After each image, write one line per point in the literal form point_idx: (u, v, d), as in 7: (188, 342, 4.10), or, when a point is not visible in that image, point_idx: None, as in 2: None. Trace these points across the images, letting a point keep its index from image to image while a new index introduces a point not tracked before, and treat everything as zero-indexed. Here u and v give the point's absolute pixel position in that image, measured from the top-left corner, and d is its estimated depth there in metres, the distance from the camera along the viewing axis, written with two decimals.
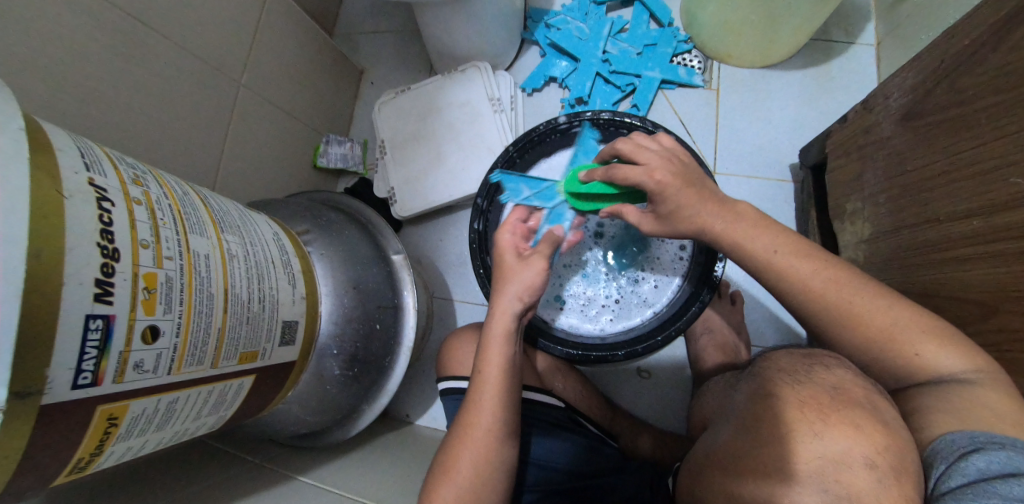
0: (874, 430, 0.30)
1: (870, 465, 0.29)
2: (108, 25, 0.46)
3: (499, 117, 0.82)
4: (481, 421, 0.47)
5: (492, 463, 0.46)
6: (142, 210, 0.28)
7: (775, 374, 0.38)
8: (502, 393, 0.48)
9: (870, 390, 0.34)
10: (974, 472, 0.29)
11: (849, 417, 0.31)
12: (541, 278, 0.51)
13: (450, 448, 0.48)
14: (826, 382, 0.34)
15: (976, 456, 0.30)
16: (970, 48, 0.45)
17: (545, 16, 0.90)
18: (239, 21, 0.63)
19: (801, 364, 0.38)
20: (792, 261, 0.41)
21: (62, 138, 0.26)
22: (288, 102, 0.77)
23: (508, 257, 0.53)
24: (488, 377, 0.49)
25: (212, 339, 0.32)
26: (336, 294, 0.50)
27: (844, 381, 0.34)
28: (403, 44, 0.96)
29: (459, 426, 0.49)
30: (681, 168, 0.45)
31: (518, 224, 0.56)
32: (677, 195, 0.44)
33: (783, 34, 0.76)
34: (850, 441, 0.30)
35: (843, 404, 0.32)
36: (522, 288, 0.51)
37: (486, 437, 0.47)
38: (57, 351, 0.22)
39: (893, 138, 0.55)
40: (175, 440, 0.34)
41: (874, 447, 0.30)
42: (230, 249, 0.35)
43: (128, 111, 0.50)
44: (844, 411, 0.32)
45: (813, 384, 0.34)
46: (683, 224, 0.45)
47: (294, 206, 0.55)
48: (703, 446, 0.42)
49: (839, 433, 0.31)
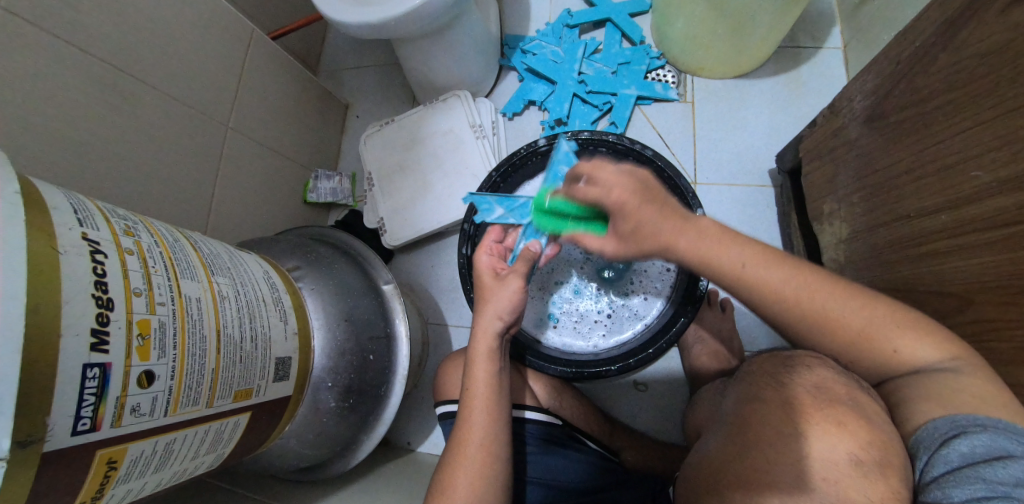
0: (855, 426, 0.31)
1: (856, 462, 0.30)
2: (97, 80, 0.49)
3: (482, 142, 0.84)
4: (472, 436, 0.48)
5: (486, 478, 0.47)
6: (133, 259, 0.29)
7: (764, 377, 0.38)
8: (493, 408, 0.50)
9: (852, 388, 0.35)
10: (957, 457, 0.30)
11: (832, 416, 0.32)
12: (520, 297, 0.51)
13: (446, 468, 0.48)
14: (809, 382, 0.35)
15: (958, 441, 0.31)
16: (921, 50, 0.47)
17: (521, 42, 0.93)
18: (226, 67, 0.66)
19: (783, 366, 0.39)
20: (764, 272, 0.41)
21: (56, 196, 0.27)
22: (276, 141, 0.79)
23: (485, 277, 0.54)
24: (472, 394, 0.51)
25: (207, 380, 0.33)
26: (328, 328, 0.51)
27: (826, 379, 0.35)
28: (386, 77, 1.00)
29: (453, 446, 0.49)
30: (643, 182, 0.44)
31: (493, 245, 0.57)
32: (638, 212, 0.43)
33: (750, 45, 0.79)
34: (835, 439, 0.31)
35: (824, 403, 0.33)
36: (502, 308, 0.52)
37: (481, 452, 0.48)
38: (56, 399, 0.23)
39: (859, 140, 0.57)
40: (174, 481, 0.35)
41: (857, 443, 0.31)
42: (221, 291, 0.36)
43: (120, 160, 0.52)
44: (825, 410, 0.32)
45: (797, 385, 0.35)
46: (645, 243, 0.44)
47: (283, 243, 0.56)
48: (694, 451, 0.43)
49: (824, 433, 0.32)
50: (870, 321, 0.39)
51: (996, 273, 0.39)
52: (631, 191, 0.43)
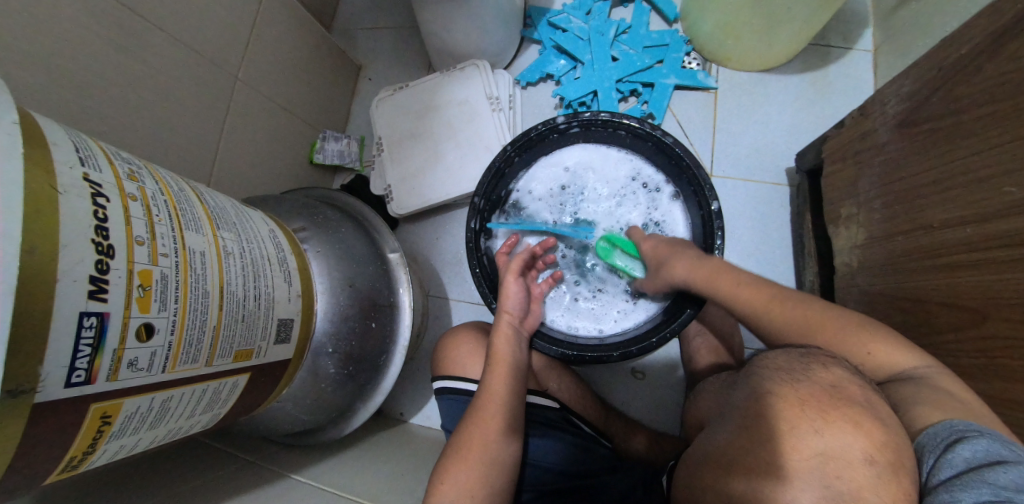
0: (871, 425, 0.29)
1: (870, 460, 0.28)
2: (102, 16, 0.46)
3: (498, 115, 0.82)
4: (491, 402, 0.51)
5: (505, 434, 0.50)
6: (137, 206, 0.27)
7: (772, 371, 0.35)
8: (508, 400, 0.52)
9: (867, 389, 0.32)
10: (962, 462, 0.29)
11: (847, 414, 0.29)
12: (518, 288, 0.60)
13: (448, 462, 0.48)
14: (824, 380, 0.32)
15: (961, 446, 0.30)
16: (966, 58, 0.45)
17: (546, 15, 0.90)
18: (237, 14, 0.63)
19: (798, 362, 0.36)
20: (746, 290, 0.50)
21: (56, 131, 0.25)
22: (285, 97, 0.76)
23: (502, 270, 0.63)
24: (490, 388, 0.53)
25: (208, 337, 0.32)
26: (331, 293, 0.49)
27: (841, 378, 0.32)
28: (402, 41, 0.96)
29: (460, 439, 0.50)
30: None
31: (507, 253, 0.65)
32: None
33: (782, 38, 0.76)
34: (849, 437, 0.29)
35: (840, 401, 0.30)
36: (510, 301, 0.60)
37: (489, 444, 0.49)
38: (50, 348, 0.22)
39: (888, 145, 0.55)
40: (167, 438, 0.34)
41: (873, 442, 0.29)
42: (227, 247, 0.35)
43: (122, 103, 0.49)
44: (843, 408, 0.30)
45: (811, 381, 0.32)
46: None
47: (290, 202, 0.54)
48: (696, 447, 0.42)
49: (840, 429, 0.29)
50: (839, 334, 0.43)
51: (1018, 291, 0.38)
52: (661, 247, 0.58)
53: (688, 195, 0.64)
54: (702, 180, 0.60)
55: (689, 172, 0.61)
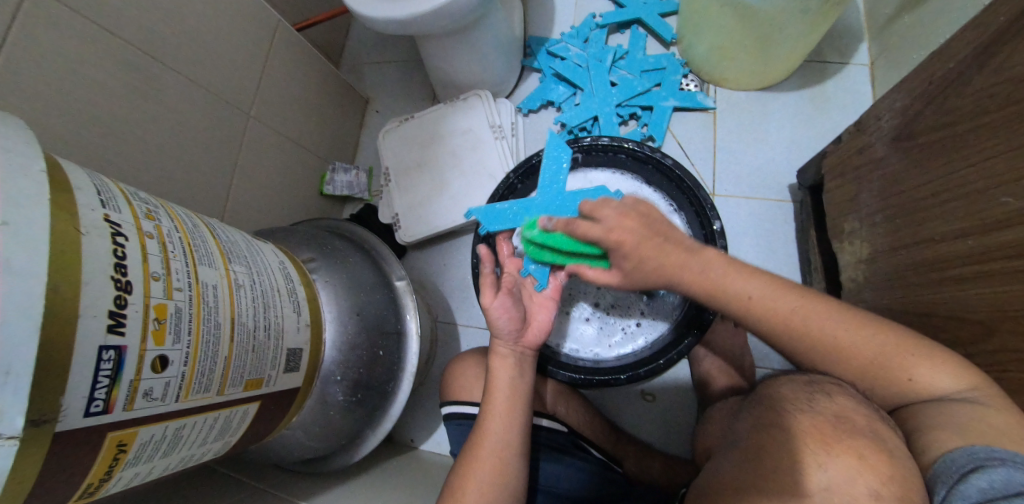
0: (876, 459, 0.29)
1: (874, 496, 0.27)
2: (127, 66, 0.50)
3: (500, 143, 0.84)
4: (484, 451, 0.49)
5: (503, 472, 0.49)
6: (153, 243, 0.29)
7: (778, 402, 0.35)
8: (503, 449, 0.50)
9: (873, 419, 0.32)
10: (975, 493, 0.28)
11: (852, 447, 0.29)
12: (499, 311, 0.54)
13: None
14: (828, 411, 0.32)
15: (977, 476, 0.29)
16: (954, 71, 0.46)
17: (546, 44, 0.93)
18: (251, 57, 0.67)
19: (803, 391, 0.36)
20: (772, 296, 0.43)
21: (80, 176, 0.27)
22: (295, 132, 0.80)
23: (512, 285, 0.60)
24: (485, 435, 0.50)
25: (220, 367, 0.33)
26: (340, 321, 0.51)
27: (845, 408, 0.32)
28: (407, 74, 1.00)
29: (453, 485, 0.49)
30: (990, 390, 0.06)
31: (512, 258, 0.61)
32: None
33: (776, 57, 0.78)
34: (853, 471, 0.28)
35: (844, 433, 0.30)
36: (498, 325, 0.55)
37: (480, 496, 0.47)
38: (70, 381, 0.23)
39: (885, 159, 0.56)
40: (181, 466, 0.35)
41: (876, 476, 0.28)
42: (238, 279, 0.36)
43: (145, 144, 0.53)
44: (847, 441, 0.30)
45: (816, 412, 0.32)
46: None
47: (300, 234, 0.56)
48: (705, 473, 0.41)
49: (842, 463, 0.29)
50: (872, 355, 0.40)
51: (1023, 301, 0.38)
52: (633, 232, 0.46)
53: (689, 213, 0.65)
54: (703, 200, 0.61)
55: (690, 193, 0.63)
